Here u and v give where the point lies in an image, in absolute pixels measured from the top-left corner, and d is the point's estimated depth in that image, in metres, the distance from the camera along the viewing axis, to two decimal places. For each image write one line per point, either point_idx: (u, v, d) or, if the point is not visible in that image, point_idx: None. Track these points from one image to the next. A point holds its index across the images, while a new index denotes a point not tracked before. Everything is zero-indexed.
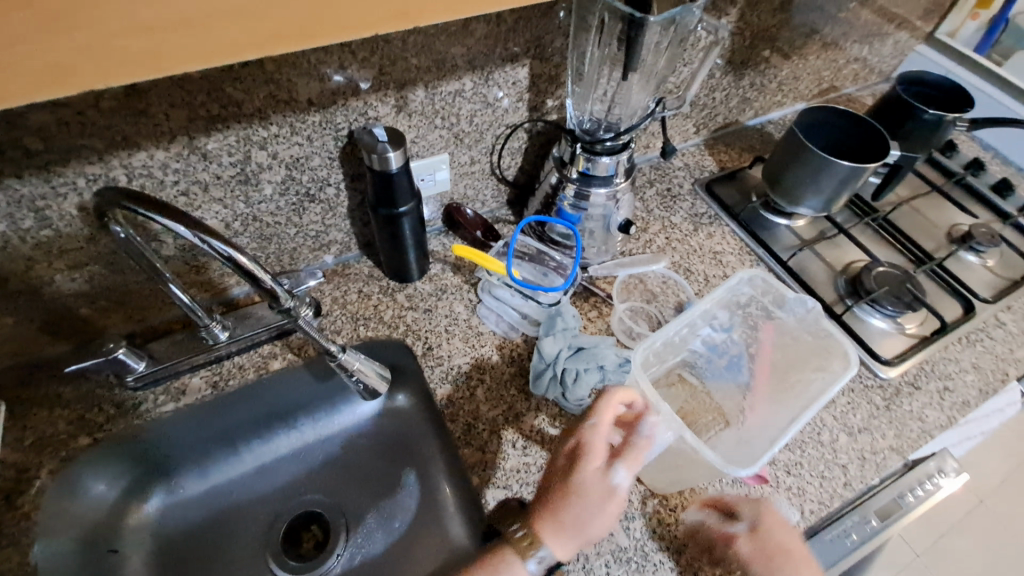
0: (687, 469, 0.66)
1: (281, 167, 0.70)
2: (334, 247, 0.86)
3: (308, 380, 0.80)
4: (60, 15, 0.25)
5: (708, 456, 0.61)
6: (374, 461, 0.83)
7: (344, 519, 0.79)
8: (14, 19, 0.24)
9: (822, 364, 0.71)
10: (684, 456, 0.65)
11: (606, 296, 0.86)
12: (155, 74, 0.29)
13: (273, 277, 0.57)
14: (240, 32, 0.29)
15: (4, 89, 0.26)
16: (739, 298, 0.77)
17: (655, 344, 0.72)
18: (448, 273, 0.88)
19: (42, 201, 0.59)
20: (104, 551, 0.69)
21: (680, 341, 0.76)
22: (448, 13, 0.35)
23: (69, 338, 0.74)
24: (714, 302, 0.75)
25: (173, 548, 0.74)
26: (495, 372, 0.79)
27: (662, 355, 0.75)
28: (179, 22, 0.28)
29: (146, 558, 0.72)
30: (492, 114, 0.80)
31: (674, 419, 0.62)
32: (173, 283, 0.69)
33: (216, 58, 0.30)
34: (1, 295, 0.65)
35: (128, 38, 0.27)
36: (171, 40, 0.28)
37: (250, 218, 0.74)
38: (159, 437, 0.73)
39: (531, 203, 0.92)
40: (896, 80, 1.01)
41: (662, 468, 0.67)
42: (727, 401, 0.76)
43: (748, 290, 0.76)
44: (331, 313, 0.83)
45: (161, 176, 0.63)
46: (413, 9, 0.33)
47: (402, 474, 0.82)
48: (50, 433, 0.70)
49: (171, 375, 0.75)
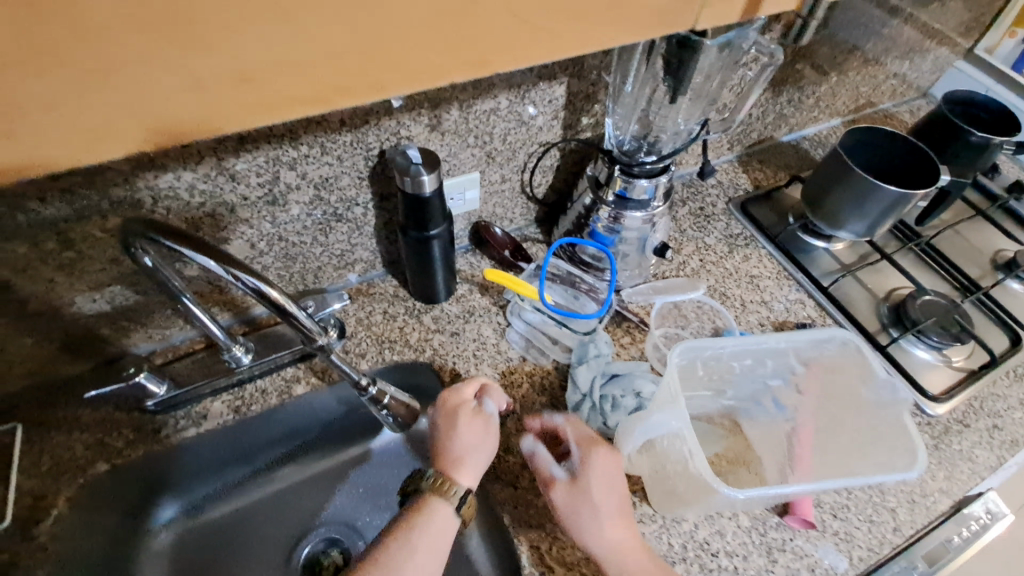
0: (679, 486, 0.63)
1: (309, 187, 0.68)
2: (359, 266, 0.83)
3: (332, 404, 0.78)
4: (104, 74, 0.24)
5: (701, 467, 0.58)
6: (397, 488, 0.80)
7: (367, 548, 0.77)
8: (57, 77, 0.24)
9: (882, 456, 0.61)
10: (683, 474, 0.61)
11: (640, 322, 0.83)
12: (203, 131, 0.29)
13: (302, 310, 0.55)
14: (300, 87, 0.29)
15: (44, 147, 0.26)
16: (821, 355, 0.69)
17: (703, 355, 0.67)
18: (476, 294, 0.86)
19: (65, 223, 0.57)
20: None
21: (741, 375, 0.71)
22: (523, 60, 0.34)
23: (88, 358, 0.72)
24: (791, 348, 0.69)
25: None
26: (526, 401, 0.76)
27: (713, 377, 0.70)
28: (232, 80, 0.27)
29: None
30: (526, 132, 0.77)
31: (681, 414, 0.59)
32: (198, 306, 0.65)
33: (270, 112, 0.29)
34: (21, 316, 0.63)
35: (176, 99, 0.27)
36: (218, 99, 0.28)
37: (275, 238, 0.72)
38: (178, 463, 0.71)
39: (562, 223, 0.89)
40: (941, 99, 0.97)
41: (660, 478, 0.64)
42: (770, 455, 0.69)
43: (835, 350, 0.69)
44: (355, 335, 0.80)
45: (187, 197, 0.61)
46: (491, 57, 0.32)
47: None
48: (68, 458, 0.67)
49: (192, 399, 0.72)
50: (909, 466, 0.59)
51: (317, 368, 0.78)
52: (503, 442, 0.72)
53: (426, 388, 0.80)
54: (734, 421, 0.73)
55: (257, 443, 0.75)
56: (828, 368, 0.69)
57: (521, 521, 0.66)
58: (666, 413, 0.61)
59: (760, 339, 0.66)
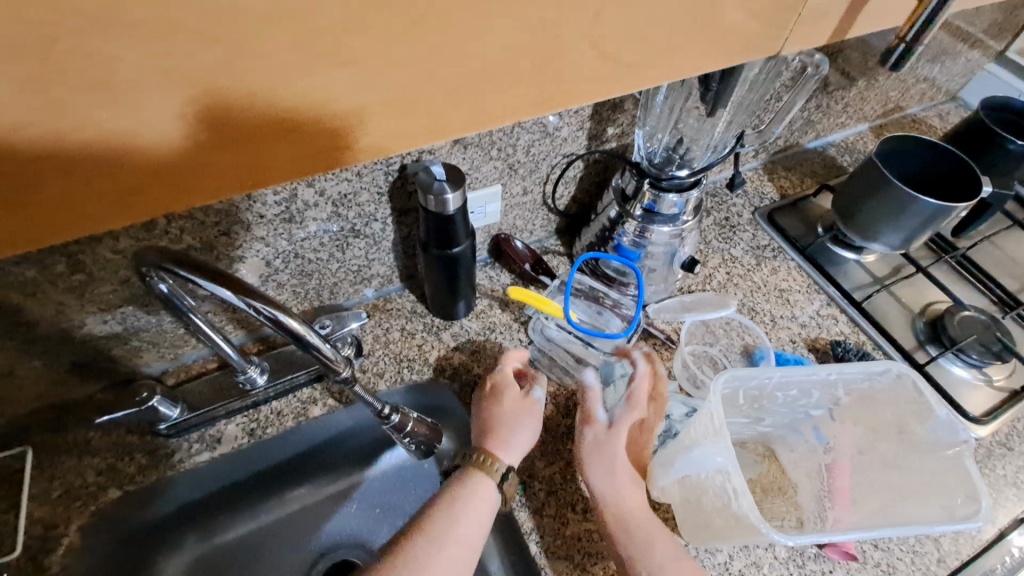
0: (716, 523, 0.60)
1: (327, 204, 0.65)
2: (376, 281, 0.81)
3: (349, 425, 0.75)
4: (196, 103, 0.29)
5: (746, 513, 0.54)
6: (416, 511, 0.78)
7: None
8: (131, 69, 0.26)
9: (936, 501, 0.58)
10: (723, 512, 0.58)
11: (666, 339, 0.80)
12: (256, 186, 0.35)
13: (323, 339, 0.54)
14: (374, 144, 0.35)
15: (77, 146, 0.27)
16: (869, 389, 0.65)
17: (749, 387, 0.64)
18: (496, 309, 0.83)
19: (75, 245, 0.54)
20: None
21: (782, 403, 0.67)
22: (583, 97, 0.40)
23: (99, 379, 0.70)
24: (842, 380, 0.65)
25: None
26: (550, 423, 0.73)
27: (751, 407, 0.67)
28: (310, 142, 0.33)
29: None
30: (550, 144, 0.74)
31: (727, 452, 0.56)
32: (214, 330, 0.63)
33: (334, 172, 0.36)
34: (30, 340, 0.60)
35: (243, 155, 0.33)
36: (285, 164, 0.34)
37: (291, 256, 0.69)
38: (192, 488, 0.69)
39: (585, 235, 0.86)
40: (978, 105, 0.93)
41: (693, 511, 0.62)
42: (807, 490, 0.66)
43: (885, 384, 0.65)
44: (373, 353, 0.78)
45: (201, 217, 0.58)
46: (554, 96, 0.39)
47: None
48: (80, 484, 0.65)
49: (206, 423, 0.71)
50: (969, 517, 0.55)
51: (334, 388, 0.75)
52: (528, 467, 0.69)
53: (446, 407, 0.78)
54: (769, 447, 0.70)
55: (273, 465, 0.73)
56: (874, 404, 0.66)
57: (549, 551, 0.63)
58: (710, 448, 0.57)
59: (812, 369, 0.62)
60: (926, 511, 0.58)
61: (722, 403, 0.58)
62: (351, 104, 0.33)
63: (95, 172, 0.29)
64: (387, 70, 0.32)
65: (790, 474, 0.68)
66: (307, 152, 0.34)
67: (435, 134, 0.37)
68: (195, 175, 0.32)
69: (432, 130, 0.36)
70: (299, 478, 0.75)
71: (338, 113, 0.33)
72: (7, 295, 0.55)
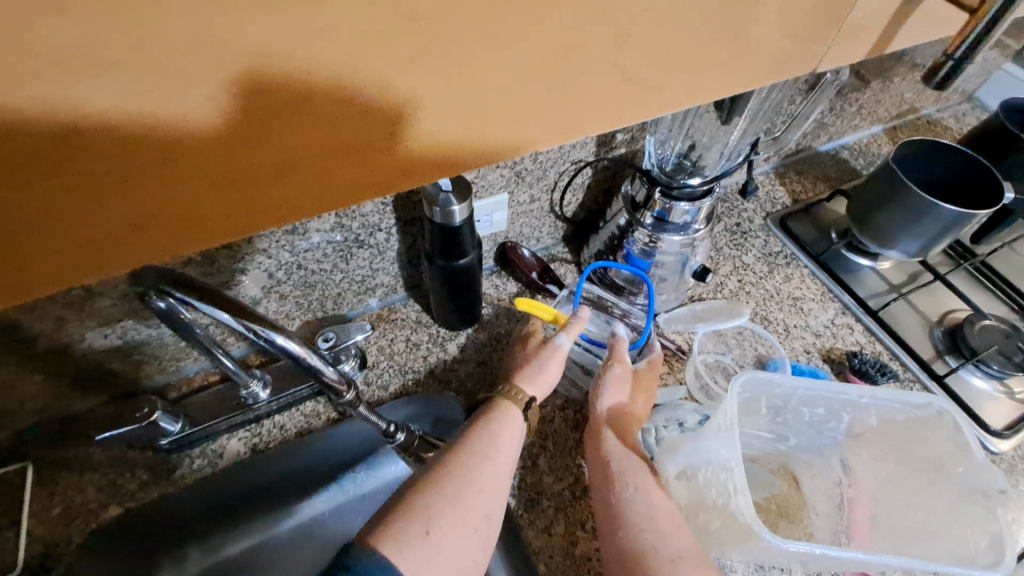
0: (714, 533, 0.59)
1: (331, 215, 0.64)
2: (380, 291, 0.79)
3: (353, 438, 0.74)
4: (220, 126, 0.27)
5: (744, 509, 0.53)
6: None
7: None
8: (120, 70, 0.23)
9: (955, 542, 0.55)
10: (724, 520, 0.57)
11: (677, 350, 0.78)
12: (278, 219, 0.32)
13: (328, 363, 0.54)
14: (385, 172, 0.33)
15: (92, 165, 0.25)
16: (898, 418, 0.62)
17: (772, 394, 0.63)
18: (503, 319, 0.81)
19: None
20: None
21: (806, 420, 0.66)
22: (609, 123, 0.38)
23: (101, 393, 0.69)
24: (874, 407, 0.62)
25: None
26: (559, 437, 0.71)
27: (770, 419, 0.67)
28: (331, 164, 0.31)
29: None
30: (558, 151, 0.72)
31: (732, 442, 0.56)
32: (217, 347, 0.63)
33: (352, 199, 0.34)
34: (29, 355, 0.59)
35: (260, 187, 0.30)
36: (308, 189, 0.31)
37: (294, 267, 0.68)
38: (194, 506, 0.67)
39: (593, 243, 0.84)
40: (998, 107, 0.91)
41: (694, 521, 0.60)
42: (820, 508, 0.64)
43: (918, 416, 0.62)
44: (377, 365, 0.77)
45: None
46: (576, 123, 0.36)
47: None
48: (81, 500, 0.64)
49: (208, 437, 0.70)
50: (987, 568, 0.52)
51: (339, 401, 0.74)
52: (536, 483, 0.68)
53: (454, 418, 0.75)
54: (784, 464, 0.68)
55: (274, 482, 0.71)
56: (900, 435, 0.63)
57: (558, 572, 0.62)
58: (720, 441, 0.58)
59: (841, 390, 0.61)
60: (938, 550, 0.56)
61: (738, 404, 0.58)
62: (339, 132, 0.30)
63: (70, 218, 0.26)
64: (409, 72, 0.29)
65: (805, 492, 0.66)
66: (298, 192, 0.31)
67: (443, 169, 0.35)
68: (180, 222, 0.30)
69: (435, 163, 0.34)
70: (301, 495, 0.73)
71: (369, 126, 0.30)
72: (5, 311, 0.54)
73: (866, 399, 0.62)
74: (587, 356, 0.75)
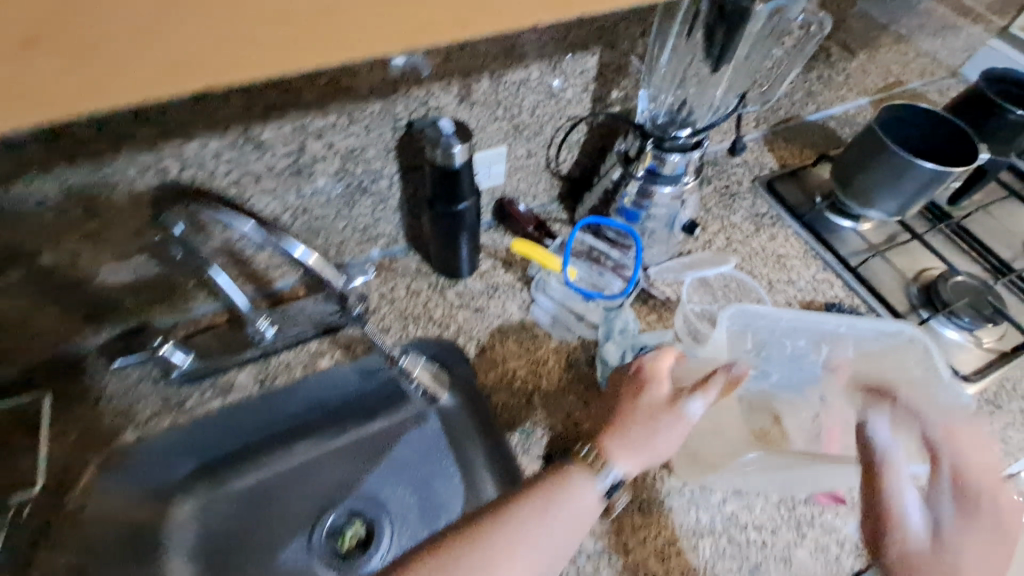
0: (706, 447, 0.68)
1: (336, 158, 0.66)
2: (382, 241, 0.82)
3: (353, 377, 0.77)
4: None
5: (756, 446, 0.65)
6: (421, 464, 0.79)
7: (387, 513, 0.77)
8: None
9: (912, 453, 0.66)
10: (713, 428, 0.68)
11: (665, 300, 0.82)
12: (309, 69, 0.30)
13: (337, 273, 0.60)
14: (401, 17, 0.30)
15: None
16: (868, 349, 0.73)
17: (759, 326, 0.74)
18: (500, 270, 0.85)
19: (92, 191, 0.56)
20: (150, 551, 0.69)
21: (788, 354, 0.74)
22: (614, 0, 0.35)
23: (111, 330, 0.71)
24: (851, 337, 0.73)
25: (216, 551, 0.71)
26: (552, 376, 0.75)
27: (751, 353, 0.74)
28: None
29: (188, 558, 0.70)
30: (554, 105, 0.76)
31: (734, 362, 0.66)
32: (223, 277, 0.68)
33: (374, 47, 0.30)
34: (46, 286, 0.62)
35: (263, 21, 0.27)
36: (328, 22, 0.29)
37: (299, 211, 0.71)
38: (205, 433, 0.71)
39: (587, 200, 0.87)
40: (979, 76, 0.94)
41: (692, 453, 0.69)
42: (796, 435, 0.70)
43: (881, 346, 0.73)
44: (379, 310, 0.80)
45: (213, 167, 0.59)
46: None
47: (448, 476, 0.78)
48: (96, 427, 0.68)
49: (217, 371, 0.72)
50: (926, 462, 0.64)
51: (342, 343, 0.77)
52: (530, 418, 0.72)
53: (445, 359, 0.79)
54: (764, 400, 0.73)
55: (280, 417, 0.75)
56: (869, 363, 0.72)
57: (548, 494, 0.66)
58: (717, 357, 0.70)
59: (822, 318, 0.72)
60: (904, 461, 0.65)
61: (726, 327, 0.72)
62: None
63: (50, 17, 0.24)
64: None
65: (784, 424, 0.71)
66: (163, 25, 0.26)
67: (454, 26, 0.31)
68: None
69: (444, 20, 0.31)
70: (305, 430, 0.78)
71: None
72: (24, 240, 0.57)
73: (843, 329, 0.73)
74: (581, 302, 0.80)
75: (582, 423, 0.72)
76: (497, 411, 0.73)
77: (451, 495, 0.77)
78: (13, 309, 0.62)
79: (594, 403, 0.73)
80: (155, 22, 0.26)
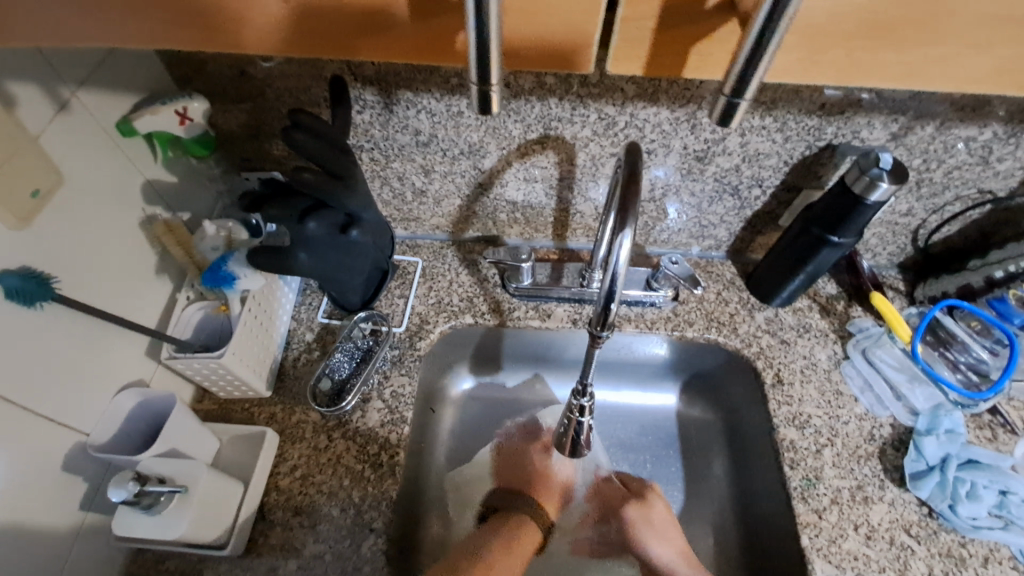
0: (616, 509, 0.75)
1: (739, 156, 0.70)
2: (708, 242, 0.85)
3: (628, 349, 0.85)
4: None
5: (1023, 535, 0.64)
6: (646, 454, 0.84)
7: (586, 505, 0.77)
8: None
9: None
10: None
11: (1005, 421, 0.72)
12: (901, 85, 0.42)
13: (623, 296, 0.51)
14: (967, 53, 0.39)
15: (787, 69, 0.42)
16: None
17: None
18: (815, 314, 0.81)
19: (556, 123, 0.68)
20: (429, 408, 0.80)
21: None
22: None
23: (479, 230, 0.86)
24: None
25: (467, 434, 0.83)
26: (849, 441, 0.71)
27: None
28: (936, 30, 0.38)
29: (453, 427, 0.82)
30: (976, 173, 0.69)
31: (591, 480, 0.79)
32: (600, 239, 0.71)
33: (957, 83, 0.42)
34: (473, 183, 0.78)
35: (882, 66, 0.41)
36: (931, 68, 0.41)
37: (671, 191, 0.76)
38: (513, 341, 0.83)
39: (943, 280, 0.78)
40: None
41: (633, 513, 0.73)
42: None
43: None
44: (687, 303, 0.83)
45: (646, 131, 0.68)
46: None
47: (672, 479, 0.82)
48: (448, 300, 0.81)
49: (542, 298, 0.82)
50: None
51: (645, 318, 0.81)
52: (816, 469, 0.69)
53: (711, 373, 0.85)
54: None
55: (557, 356, 0.85)
56: None
57: (822, 552, 0.64)
58: None
59: None
60: None
61: None
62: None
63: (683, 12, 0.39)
64: None
65: None
66: (825, 42, 0.39)
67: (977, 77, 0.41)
68: (897, 57, 0.40)
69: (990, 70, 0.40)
70: (566, 372, 0.87)
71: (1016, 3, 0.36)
72: (489, 143, 0.71)
73: None
74: (905, 381, 0.73)
75: (873, 501, 0.67)
76: (781, 446, 0.71)
77: (671, 500, 0.81)
78: (441, 190, 0.79)
79: (890, 488, 0.68)
80: (811, 67, 0.41)
